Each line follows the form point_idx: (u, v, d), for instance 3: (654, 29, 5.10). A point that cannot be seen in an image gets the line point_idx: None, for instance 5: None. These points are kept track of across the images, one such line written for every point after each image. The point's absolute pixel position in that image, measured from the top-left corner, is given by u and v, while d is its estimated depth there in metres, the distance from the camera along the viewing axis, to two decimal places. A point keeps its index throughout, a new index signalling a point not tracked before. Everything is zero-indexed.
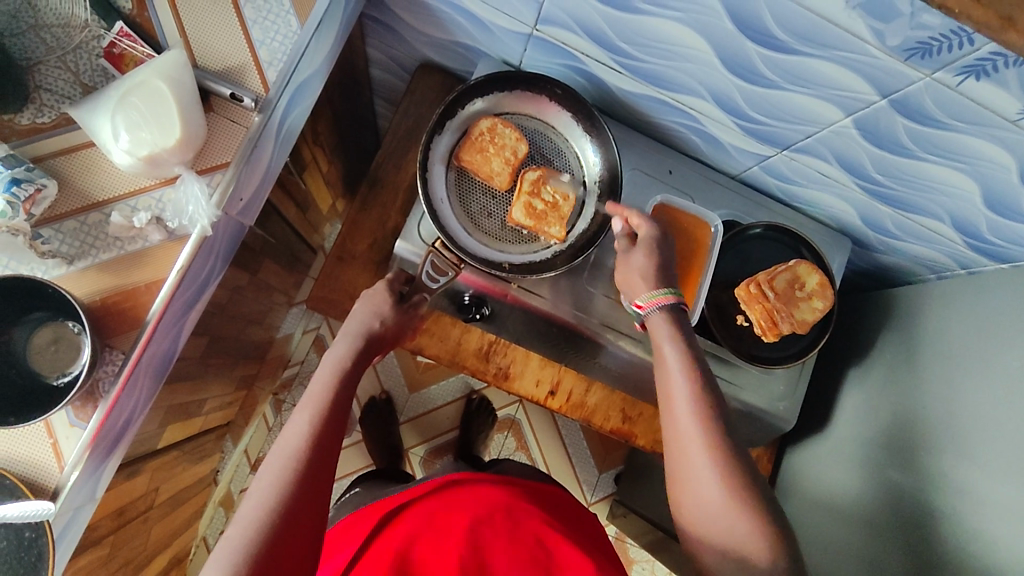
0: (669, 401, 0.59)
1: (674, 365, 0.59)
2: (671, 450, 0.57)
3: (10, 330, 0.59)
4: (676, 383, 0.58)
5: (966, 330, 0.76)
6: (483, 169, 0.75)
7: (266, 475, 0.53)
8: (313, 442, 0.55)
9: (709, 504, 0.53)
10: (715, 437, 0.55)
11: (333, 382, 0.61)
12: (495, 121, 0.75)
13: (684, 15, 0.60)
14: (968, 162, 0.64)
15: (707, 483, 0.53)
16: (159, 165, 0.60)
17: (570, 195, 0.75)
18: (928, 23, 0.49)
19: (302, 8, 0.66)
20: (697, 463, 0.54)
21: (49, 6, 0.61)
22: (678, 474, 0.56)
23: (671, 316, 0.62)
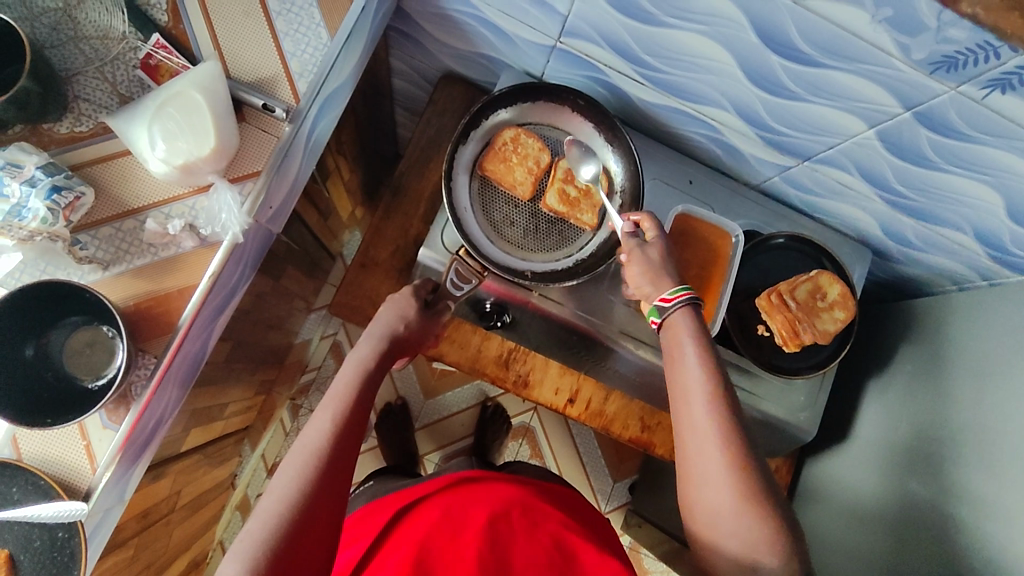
0: (682, 397, 0.57)
1: (688, 364, 0.58)
2: (684, 446, 0.56)
3: (47, 334, 0.60)
4: (693, 379, 0.57)
5: (989, 342, 0.76)
6: (507, 178, 0.76)
7: (288, 470, 0.54)
8: (337, 441, 0.56)
9: (719, 497, 0.52)
10: (727, 430, 0.54)
11: (357, 384, 0.62)
12: (519, 132, 0.77)
13: (708, 28, 0.61)
14: (992, 173, 0.64)
15: (720, 481, 0.53)
16: (193, 174, 0.61)
17: (603, 180, 0.78)
18: (953, 38, 0.50)
19: (331, 21, 0.67)
20: (708, 460, 0.54)
21: (89, 18, 0.62)
22: (691, 469, 0.55)
23: (692, 314, 0.61)
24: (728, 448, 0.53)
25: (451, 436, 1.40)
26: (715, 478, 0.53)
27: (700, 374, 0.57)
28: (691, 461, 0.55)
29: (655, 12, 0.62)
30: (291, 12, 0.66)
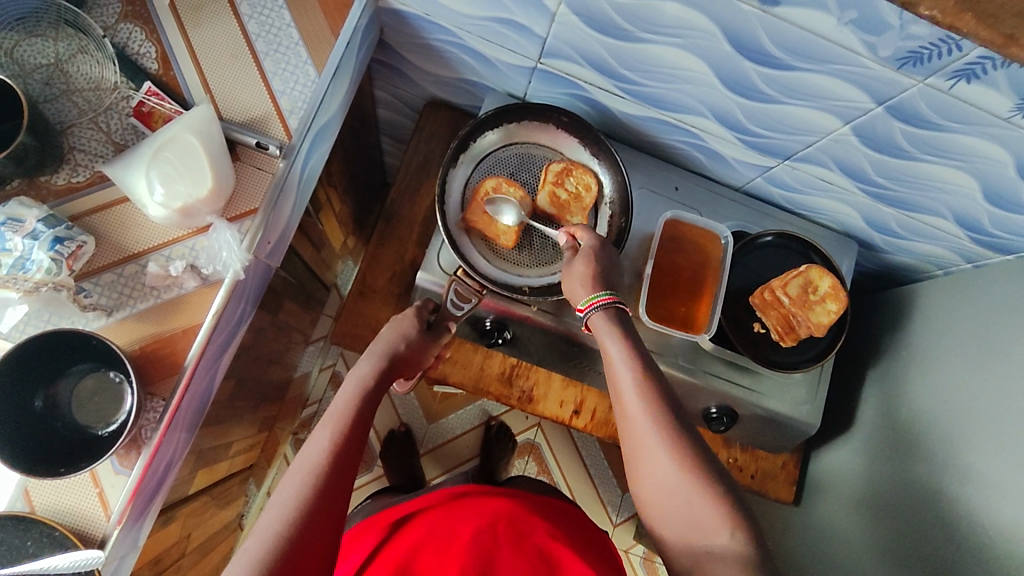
0: (617, 390, 0.60)
1: (615, 357, 0.61)
2: (628, 440, 0.58)
3: (56, 383, 0.60)
4: (620, 376, 0.59)
5: (978, 324, 0.78)
6: (490, 229, 0.76)
7: (286, 484, 0.54)
8: (335, 458, 0.57)
9: (665, 478, 0.54)
10: (661, 414, 0.56)
11: (356, 402, 0.63)
12: (501, 180, 0.76)
13: (683, 41, 0.64)
14: (965, 159, 0.66)
15: (664, 467, 0.54)
16: (191, 216, 0.62)
17: (592, 184, 0.78)
18: (917, 34, 0.52)
19: (318, 58, 0.69)
20: (647, 439, 0.55)
21: (82, 72, 0.64)
22: (639, 462, 0.56)
23: (610, 314, 0.64)
24: (664, 429, 0.55)
25: (457, 458, 1.40)
26: (661, 463, 0.54)
27: (627, 367, 0.59)
28: (637, 449, 0.57)
29: (630, 29, 0.64)
30: (278, 52, 0.68)
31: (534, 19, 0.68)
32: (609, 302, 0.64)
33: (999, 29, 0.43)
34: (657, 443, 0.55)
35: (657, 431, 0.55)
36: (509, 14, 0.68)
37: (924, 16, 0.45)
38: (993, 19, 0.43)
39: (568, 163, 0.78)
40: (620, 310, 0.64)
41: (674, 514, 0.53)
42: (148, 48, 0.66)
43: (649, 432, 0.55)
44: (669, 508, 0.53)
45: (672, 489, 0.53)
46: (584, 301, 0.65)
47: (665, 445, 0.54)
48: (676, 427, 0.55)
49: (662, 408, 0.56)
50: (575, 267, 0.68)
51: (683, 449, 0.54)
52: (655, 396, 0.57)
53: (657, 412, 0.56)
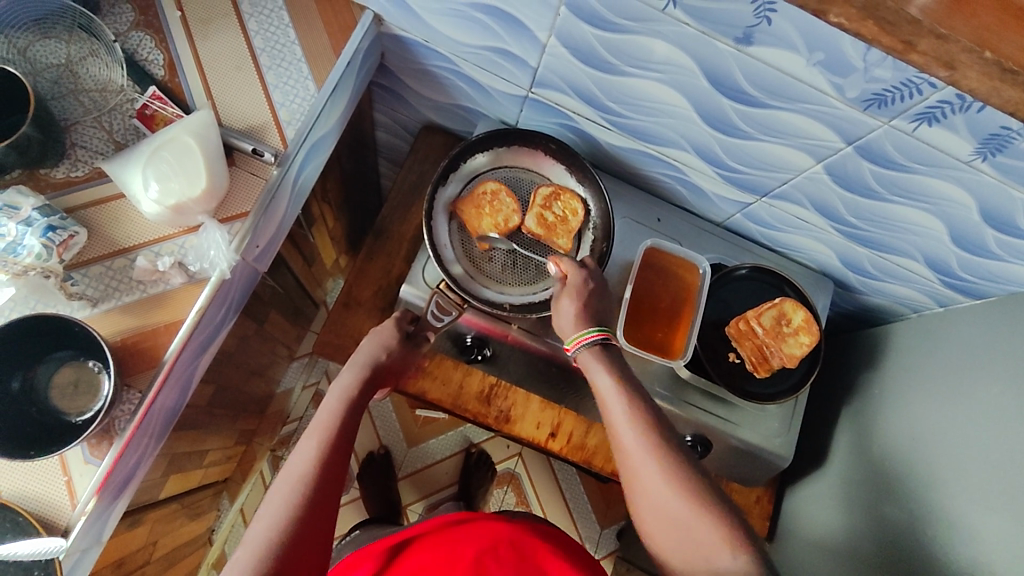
0: (609, 422, 0.62)
1: (606, 389, 0.62)
2: (624, 469, 0.59)
3: (35, 367, 0.61)
4: (614, 410, 0.61)
5: (947, 364, 0.80)
6: (473, 224, 0.79)
7: (273, 498, 0.54)
8: (323, 468, 0.57)
9: (664, 503, 0.55)
10: (653, 440, 0.58)
11: (342, 408, 0.63)
12: (501, 187, 0.80)
13: (664, 75, 0.67)
14: (931, 202, 0.70)
15: (661, 492, 0.55)
16: (184, 214, 0.64)
17: (579, 208, 0.80)
18: (880, 76, 0.56)
19: (318, 75, 0.73)
20: (645, 469, 0.57)
21: (90, 73, 0.67)
22: (637, 489, 0.58)
23: (599, 349, 0.66)
24: (657, 454, 0.57)
25: (434, 483, 1.39)
26: (659, 489, 0.55)
27: (618, 397, 0.61)
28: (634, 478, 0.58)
29: (616, 62, 0.68)
30: (280, 67, 0.72)
31: (526, 50, 0.72)
32: (597, 338, 0.66)
33: (897, 36, 0.47)
34: (651, 468, 0.56)
35: (652, 457, 0.57)
36: (503, 44, 0.72)
37: (833, 22, 0.49)
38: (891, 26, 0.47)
39: (559, 188, 0.80)
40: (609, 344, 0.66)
41: (677, 535, 0.54)
42: (157, 56, 0.70)
43: (645, 460, 0.57)
44: (669, 533, 0.55)
45: (672, 513, 0.54)
46: (569, 342, 0.68)
47: (660, 469, 0.56)
48: (668, 452, 0.57)
49: (651, 432, 0.58)
50: (562, 306, 0.70)
51: (676, 472, 0.56)
52: (650, 424, 0.59)
53: (649, 436, 0.58)
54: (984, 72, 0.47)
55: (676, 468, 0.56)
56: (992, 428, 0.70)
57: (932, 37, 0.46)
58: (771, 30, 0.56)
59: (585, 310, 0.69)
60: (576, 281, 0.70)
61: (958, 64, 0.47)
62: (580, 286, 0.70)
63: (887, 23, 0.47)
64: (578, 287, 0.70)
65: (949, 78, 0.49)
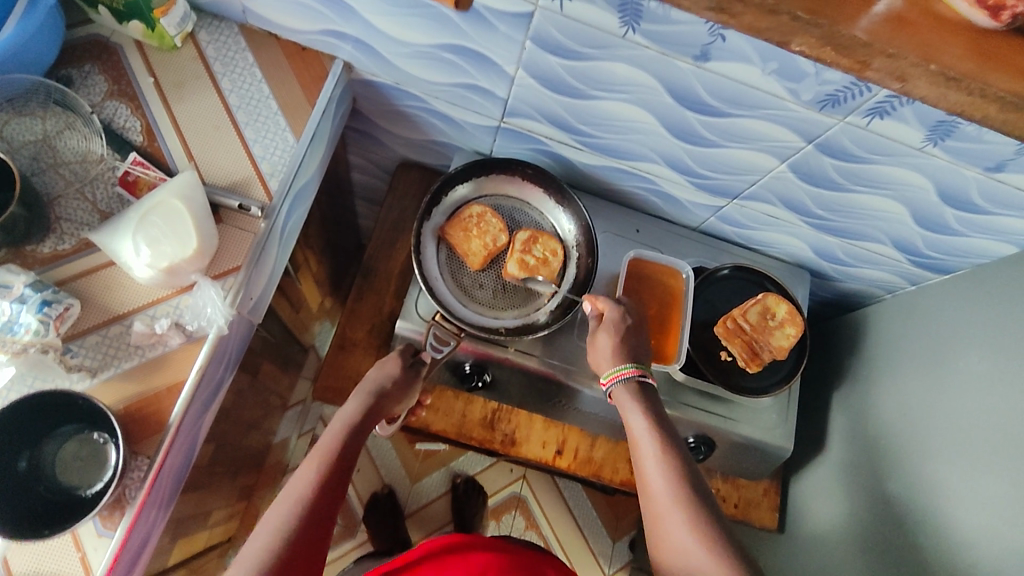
0: (639, 460, 0.64)
1: (640, 430, 0.64)
2: (649, 511, 0.61)
3: (42, 444, 0.60)
4: (645, 450, 0.63)
5: (923, 339, 0.84)
6: (462, 246, 0.81)
7: (269, 517, 0.52)
8: (317, 499, 0.54)
9: (687, 554, 0.56)
10: (680, 486, 0.59)
11: (343, 436, 0.61)
12: (486, 209, 0.83)
13: (629, 96, 0.71)
14: (892, 188, 0.74)
15: (686, 541, 0.56)
16: (176, 275, 0.64)
17: (558, 249, 0.82)
18: (830, 79, 0.60)
19: (296, 126, 0.75)
20: (670, 517, 0.58)
21: (68, 145, 0.69)
22: (657, 530, 0.59)
23: (633, 388, 0.68)
24: (681, 503, 0.58)
25: (441, 516, 1.38)
26: (683, 541, 0.56)
27: (651, 439, 0.63)
28: (656, 522, 0.59)
29: (583, 87, 0.72)
30: (258, 122, 0.74)
31: (495, 83, 0.76)
32: (631, 374, 0.68)
33: (856, 57, 0.52)
34: (676, 518, 0.57)
35: (677, 504, 0.58)
36: (471, 79, 0.76)
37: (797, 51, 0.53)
38: (847, 49, 0.52)
39: (535, 231, 0.82)
40: (642, 381, 0.68)
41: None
42: (134, 122, 0.71)
43: (670, 504, 0.58)
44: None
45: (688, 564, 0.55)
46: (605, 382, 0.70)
47: (682, 517, 0.57)
48: (697, 502, 0.58)
49: (683, 480, 0.59)
50: (600, 342, 0.72)
51: (701, 520, 0.57)
52: (680, 471, 0.60)
53: (677, 480, 0.60)
54: (929, 80, 0.51)
55: (701, 519, 0.57)
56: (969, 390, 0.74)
57: (885, 56, 0.51)
58: (726, 46, 0.60)
59: (623, 342, 0.71)
60: (612, 315, 0.73)
61: (909, 78, 0.52)
62: (617, 321, 0.73)
63: (844, 47, 0.51)
64: (614, 320, 0.73)
65: (910, 89, 0.53)
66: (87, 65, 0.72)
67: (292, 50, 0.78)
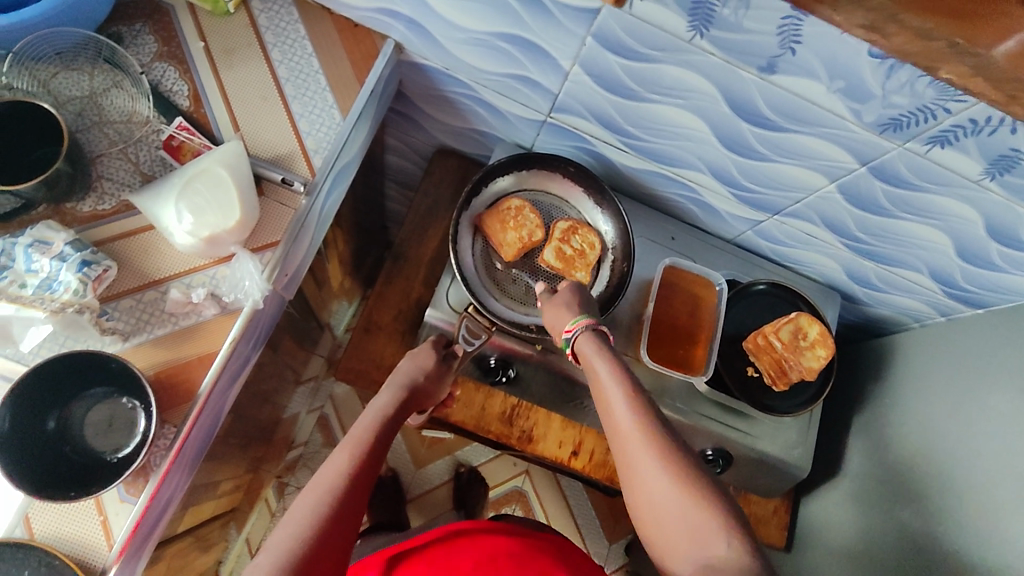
0: (604, 405, 0.59)
1: (603, 374, 0.60)
2: (616, 452, 0.56)
3: (70, 405, 0.60)
4: (608, 391, 0.59)
5: (952, 371, 0.83)
6: (497, 237, 0.80)
7: (299, 504, 0.51)
8: (349, 488, 0.53)
9: (654, 489, 0.51)
10: (645, 419, 0.55)
11: (375, 428, 0.60)
12: (525, 204, 0.81)
13: (685, 101, 0.70)
14: (940, 218, 0.73)
15: (653, 475, 0.52)
16: (216, 245, 0.64)
17: (597, 242, 0.81)
18: (897, 103, 0.59)
19: (343, 104, 0.74)
20: (637, 452, 0.53)
21: (115, 105, 0.68)
22: (627, 471, 0.54)
23: (595, 337, 0.65)
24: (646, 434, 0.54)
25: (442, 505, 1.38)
26: (648, 469, 0.52)
27: (614, 379, 0.59)
28: (625, 461, 0.55)
29: (639, 89, 0.71)
30: (306, 96, 0.73)
31: (548, 77, 0.74)
32: (585, 325, 0.66)
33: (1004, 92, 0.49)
34: (643, 451, 0.53)
35: (641, 434, 0.54)
36: (524, 71, 0.75)
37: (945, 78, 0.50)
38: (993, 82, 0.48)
39: (576, 223, 0.81)
40: (600, 332, 0.66)
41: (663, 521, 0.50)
42: (181, 86, 0.70)
43: (635, 437, 0.54)
44: (659, 522, 0.51)
45: (660, 495, 0.51)
46: (566, 345, 0.68)
47: (649, 448, 0.53)
48: (662, 434, 0.54)
49: (649, 417, 0.55)
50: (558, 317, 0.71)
51: (667, 452, 0.52)
52: (644, 406, 0.56)
53: (643, 416, 0.55)
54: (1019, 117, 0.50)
55: (666, 448, 0.53)
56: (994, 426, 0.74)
57: None
58: (795, 60, 0.59)
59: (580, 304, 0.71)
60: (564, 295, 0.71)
61: None
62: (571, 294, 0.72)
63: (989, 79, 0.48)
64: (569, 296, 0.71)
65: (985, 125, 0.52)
66: (138, 24, 0.71)
67: (345, 26, 0.76)
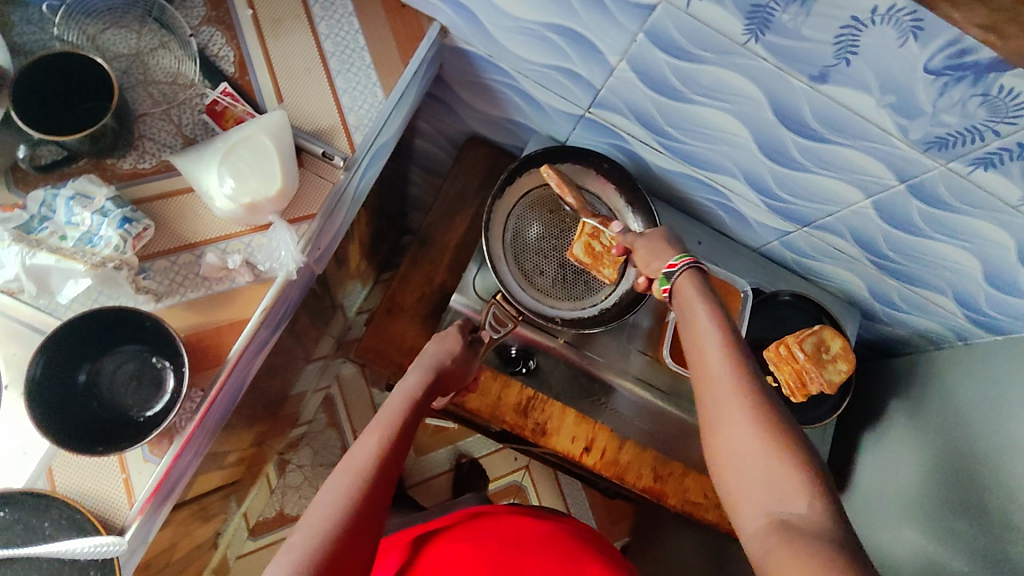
0: (693, 346, 0.54)
1: (699, 314, 0.55)
2: (702, 394, 0.52)
3: (101, 359, 0.60)
4: (703, 329, 0.53)
5: (969, 396, 0.83)
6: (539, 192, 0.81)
7: (331, 487, 0.51)
8: (380, 471, 0.53)
9: (742, 440, 0.47)
10: (744, 370, 0.50)
11: (403, 410, 0.60)
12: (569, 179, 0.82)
13: (730, 105, 0.70)
14: (973, 241, 0.72)
15: (744, 428, 0.47)
16: (255, 213, 0.63)
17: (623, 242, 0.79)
18: (946, 121, 0.59)
19: (387, 83, 0.74)
20: (727, 401, 0.49)
21: (160, 65, 0.68)
22: (713, 417, 0.50)
23: (696, 276, 0.58)
24: (744, 389, 0.49)
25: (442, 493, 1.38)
26: (737, 420, 0.48)
27: (710, 318, 0.54)
28: (711, 407, 0.50)
29: (683, 89, 0.71)
30: (350, 72, 0.73)
31: (593, 71, 0.74)
32: (688, 263, 0.59)
33: None
34: (734, 400, 0.49)
35: (737, 388, 0.49)
36: (569, 64, 0.75)
37: None
38: None
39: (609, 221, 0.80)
40: (702, 271, 0.59)
41: (749, 480, 0.47)
42: (227, 52, 0.70)
43: (728, 386, 0.49)
44: (744, 474, 0.47)
45: (749, 453, 0.47)
46: (662, 281, 0.61)
47: (745, 405, 0.48)
48: (760, 385, 0.49)
49: (747, 365, 0.50)
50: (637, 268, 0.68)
51: (762, 406, 0.48)
52: (742, 352, 0.51)
53: (740, 363, 0.50)
54: None
55: (765, 408, 0.48)
56: (1005, 452, 0.74)
57: None
58: (848, 71, 0.59)
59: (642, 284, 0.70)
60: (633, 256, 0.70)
61: None
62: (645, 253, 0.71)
63: None
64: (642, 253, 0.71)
65: None
66: None
67: (393, 6, 0.76)
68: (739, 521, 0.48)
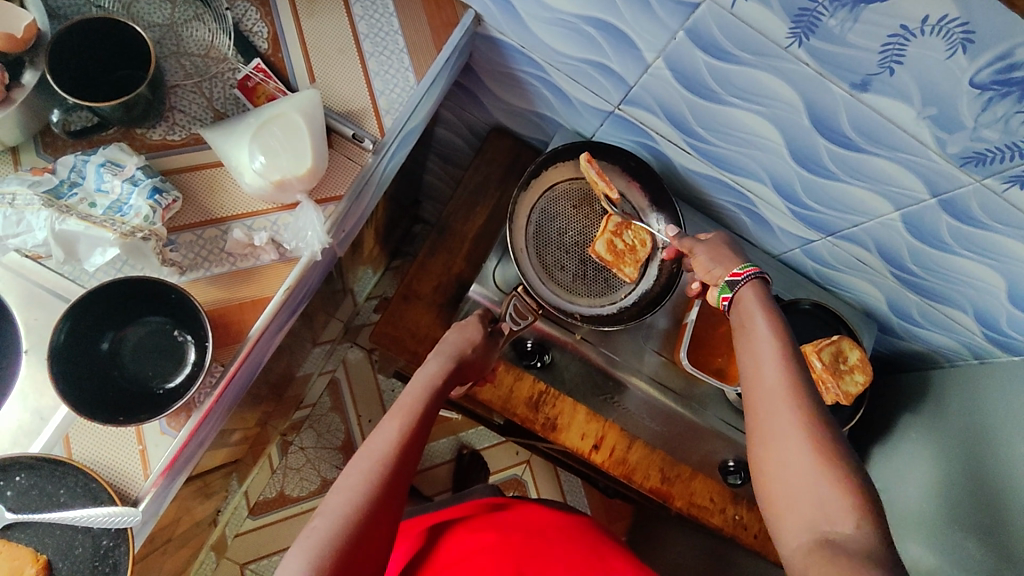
0: (748, 357, 0.54)
1: (757, 326, 0.54)
2: (753, 406, 0.52)
3: (125, 328, 0.60)
4: (761, 341, 0.53)
5: (981, 415, 0.83)
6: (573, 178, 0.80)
7: (352, 470, 0.51)
8: (399, 456, 0.53)
9: (793, 456, 0.47)
10: (801, 387, 0.50)
11: (424, 398, 0.60)
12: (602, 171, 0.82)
13: (765, 109, 0.69)
14: (1000, 259, 0.71)
15: (794, 445, 0.48)
16: (284, 190, 0.63)
17: (648, 241, 0.79)
18: (986, 137, 0.58)
19: (419, 68, 0.73)
20: (779, 418, 0.49)
21: (193, 37, 0.67)
22: (762, 431, 0.50)
23: (759, 288, 0.57)
24: (802, 405, 0.49)
25: (441, 483, 1.38)
26: (789, 437, 0.48)
27: (769, 332, 0.53)
28: (762, 421, 0.50)
29: (718, 90, 0.70)
30: (383, 55, 0.72)
31: (627, 68, 0.74)
32: (754, 274, 0.58)
33: None
34: (787, 416, 0.49)
35: (793, 404, 0.49)
36: (604, 59, 0.74)
37: None
38: None
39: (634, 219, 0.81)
40: (766, 284, 0.58)
41: (797, 496, 0.47)
42: (261, 28, 0.69)
43: (784, 401, 0.49)
44: (790, 490, 0.47)
45: (798, 468, 0.47)
46: (723, 289, 0.60)
47: (800, 421, 0.48)
48: (817, 404, 0.49)
49: (804, 382, 0.50)
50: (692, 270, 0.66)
51: (817, 425, 0.48)
52: (799, 368, 0.51)
53: (797, 379, 0.50)
54: None
55: (820, 425, 0.48)
56: (1018, 472, 0.74)
57: None
58: (891, 81, 0.58)
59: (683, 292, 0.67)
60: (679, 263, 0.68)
61: None
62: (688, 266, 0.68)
63: None
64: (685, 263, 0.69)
65: None
66: None
67: None
68: (779, 533, 0.48)
